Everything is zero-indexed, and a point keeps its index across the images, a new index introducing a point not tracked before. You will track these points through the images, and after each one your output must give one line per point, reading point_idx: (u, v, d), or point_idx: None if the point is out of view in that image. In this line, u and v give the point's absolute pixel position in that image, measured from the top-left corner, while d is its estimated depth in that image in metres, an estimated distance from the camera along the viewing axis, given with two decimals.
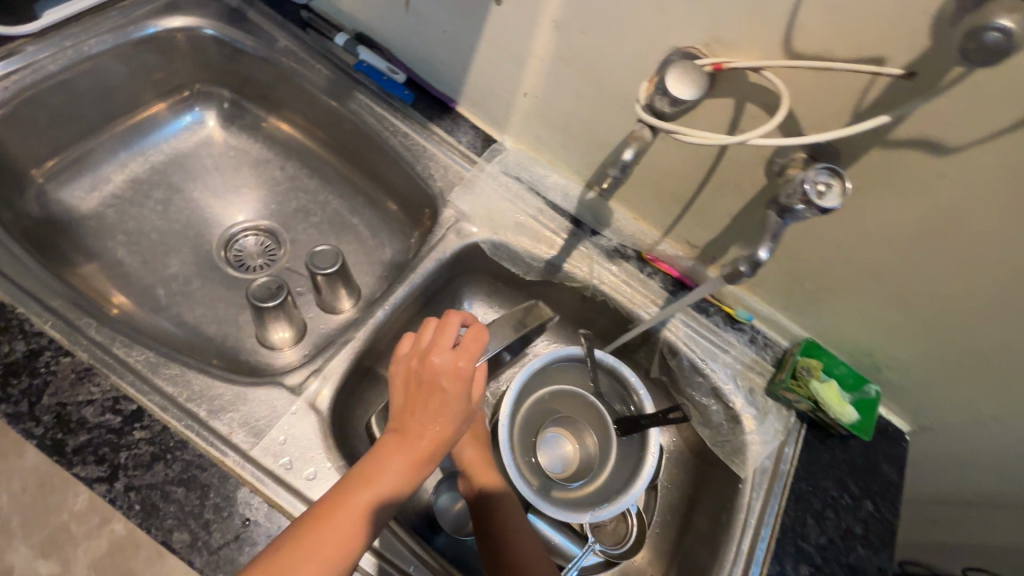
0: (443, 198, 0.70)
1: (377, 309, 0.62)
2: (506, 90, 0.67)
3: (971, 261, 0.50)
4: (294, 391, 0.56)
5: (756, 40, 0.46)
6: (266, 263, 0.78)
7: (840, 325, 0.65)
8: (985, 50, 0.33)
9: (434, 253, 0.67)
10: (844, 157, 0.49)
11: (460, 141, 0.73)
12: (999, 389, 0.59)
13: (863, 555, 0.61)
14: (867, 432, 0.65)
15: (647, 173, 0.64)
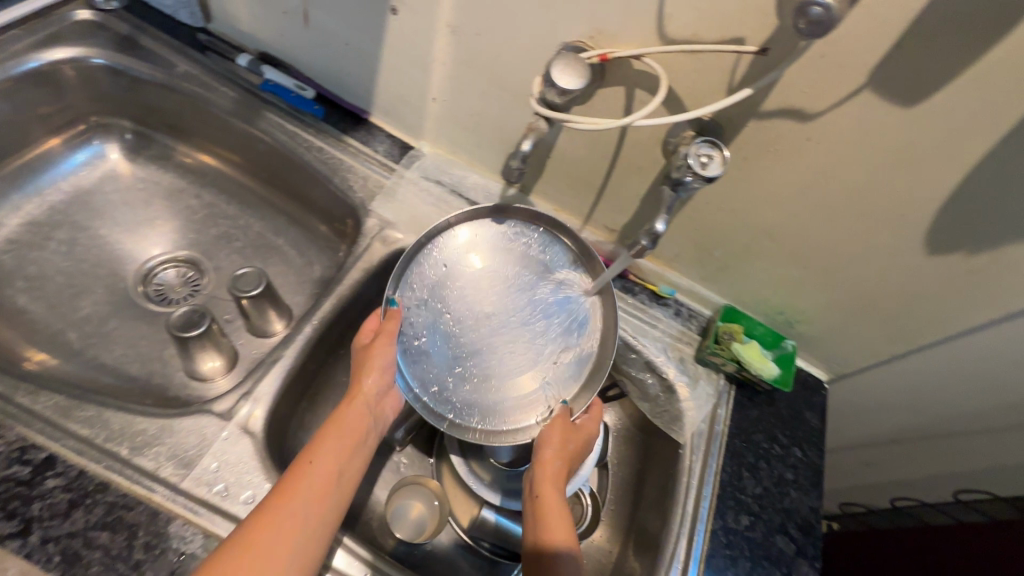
0: (365, 208, 0.70)
1: (307, 325, 0.62)
2: (415, 96, 0.68)
3: (847, 214, 0.56)
4: (224, 416, 0.54)
5: (632, 29, 0.50)
6: (188, 294, 0.75)
7: (751, 288, 0.70)
8: (813, 23, 0.38)
9: (361, 263, 0.67)
10: (725, 131, 0.54)
11: (377, 151, 0.74)
12: (891, 327, 0.65)
13: (796, 498, 0.65)
14: (788, 383, 0.69)
15: (559, 165, 0.67)
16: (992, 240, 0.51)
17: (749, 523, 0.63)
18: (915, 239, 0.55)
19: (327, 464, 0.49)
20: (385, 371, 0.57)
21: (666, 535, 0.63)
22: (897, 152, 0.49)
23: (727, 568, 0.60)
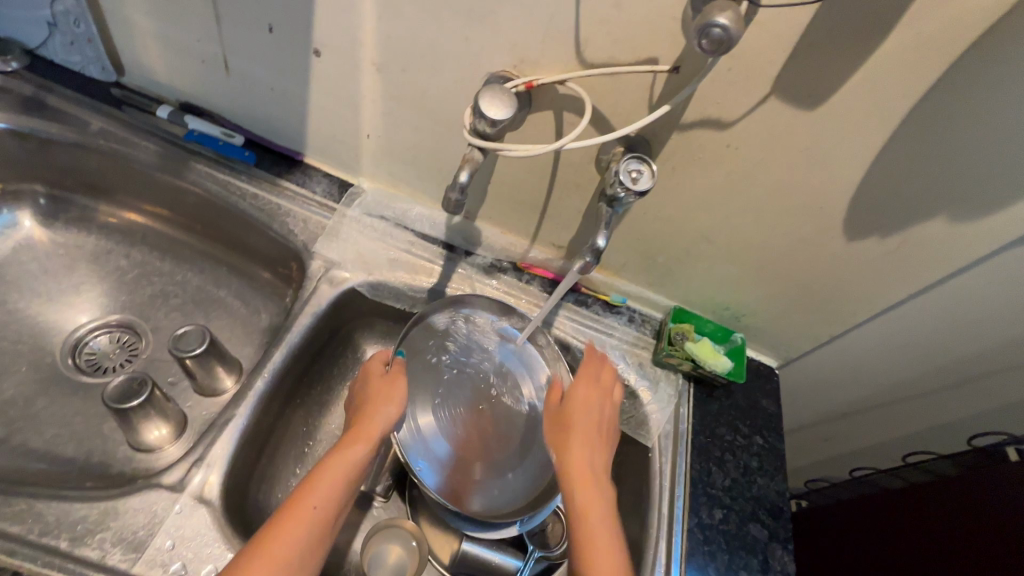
0: (309, 250, 0.69)
1: (257, 379, 0.59)
2: (348, 134, 0.68)
3: (771, 210, 0.60)
4: (175, 488, 0.51)
5: (553, 57, 0.52)
6: (126, 361, 0.71)
7: (697, 287, 0.73)
8: (715, 43, 0.40)
9: (309, 308, 0.66)
10: (652, 144, 0.56)
11: (315, 191, 0.73)
12: (828, 310, 0.70)
13: (762, 485, 0.68)
14: (741, 375, 0.73)
15: (500, 189, 0.68)
16: (900, 221, 0.56)
17: (722, 516, 0.65)
18: (835, 227, 0.59)
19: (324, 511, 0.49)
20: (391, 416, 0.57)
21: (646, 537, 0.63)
22: (808, 151, 0.53)
23: (706, 564, 0.61)
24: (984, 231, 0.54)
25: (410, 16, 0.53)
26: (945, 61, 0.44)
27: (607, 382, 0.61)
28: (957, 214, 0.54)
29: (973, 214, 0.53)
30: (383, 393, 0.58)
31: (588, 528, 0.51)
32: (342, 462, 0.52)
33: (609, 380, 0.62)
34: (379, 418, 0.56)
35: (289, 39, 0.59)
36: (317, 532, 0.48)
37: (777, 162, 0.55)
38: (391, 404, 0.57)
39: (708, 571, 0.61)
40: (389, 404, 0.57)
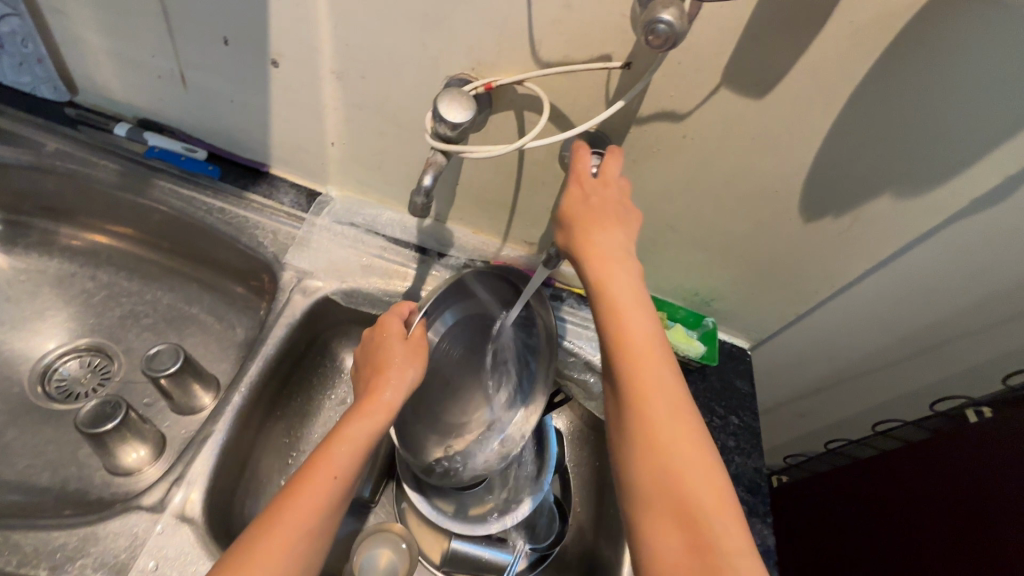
0: (280, 261, 0.69)
1: (234, 393, 0.59)
2: (312, 143, 0.68)
3: (730, 196, 0.62)
4: (156, 509, 0.51)
5: (510, 58, 0.53)
6: (98, 385, 0.70)
7: (667, 276, 0.75)
8: (662, 38, 0.42)
9: (284, 320, 0.66)
10: (612, 139, 0.58)
11: (283, 202, 0.72)
12: (792, 289, 0.72)
13: (739, 463, 0.70)
14: (714, 357, 0.75)
15: (468, 189, 0.68)
16: (853, 201, 0.59)
17: None
18: (792, 210, 0.62)
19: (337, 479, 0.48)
20: (408, 381, 0.53)
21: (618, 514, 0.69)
22: (761, 139, 0.55)
23: None
24: (929, 206, 0.57)
25: (365, 23, 0.53)
26: (880, 47, 0.46)
27: (620, 195, 0.50)
28: (903, 191, 0.56)
29: (919, 190, 0.56)
30: (404, 357, 0.54)
31: (636, 356, 0.46)
32: (355, 432, 0.50)
33: (612, 176, 0.51)
34: (393, 381, 0.52)
35: (246, 51, 0.59)
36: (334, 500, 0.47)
37: (733, 150, 0.57)
38: (412, 369, 0.53)
39: None
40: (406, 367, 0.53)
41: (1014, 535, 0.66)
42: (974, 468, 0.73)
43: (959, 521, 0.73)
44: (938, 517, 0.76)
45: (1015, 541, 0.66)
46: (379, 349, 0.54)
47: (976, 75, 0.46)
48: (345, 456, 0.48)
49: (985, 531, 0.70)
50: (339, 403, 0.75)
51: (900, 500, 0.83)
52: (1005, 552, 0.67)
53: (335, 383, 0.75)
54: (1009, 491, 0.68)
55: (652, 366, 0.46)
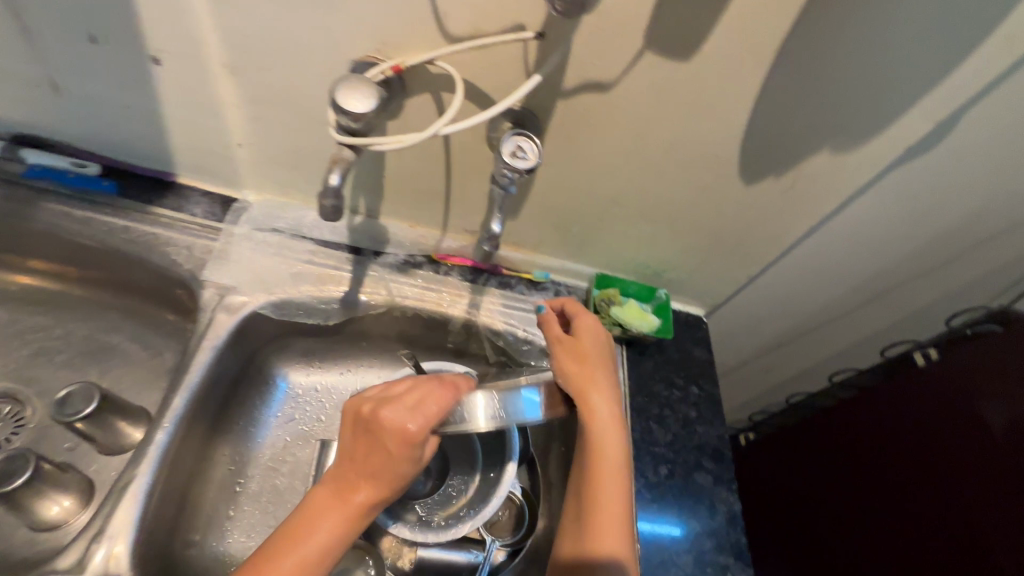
0: (198, 279, 0.63)
1: (157, 431, 0.53)
2: (217, 147, 0.62)
3: (669, 165, 0.59)
4: (74, 571, 0.46)
5: (416, 36, 0.48)
6: (10, 435, 0.63)
7: (615, 252, 0.73)
8: (569, 3, 0.38)
9: (207, 343, 0.60)
10: (540, 116, 0.54)
11: (195, 214, 0.66)
12: (741, 253, 0.71)
13: (703, 433, 0.70)
14: (668, 331, 0.74)
15: (397, 181, 0.64)
16: (791, 160, 0.57)
17: (668, 471, 0.66)
18: (731, 173, 0.60)
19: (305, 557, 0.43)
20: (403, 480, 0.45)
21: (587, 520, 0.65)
22: (692, 104, 0.52)
23: (659, 520, 0.62)
24: (865, 158, 0.56)
25: (249, 7, 0.47)
26: None
27: (591, 332, 0.60)
28: (840, 146, 0.55)
29: (854, 144, 0.55)
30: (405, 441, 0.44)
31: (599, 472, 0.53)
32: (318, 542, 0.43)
33: (587, 326, 0.61)
34: (378, 471, 0.45)
35: (119, 49, 0.52)
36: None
37: (666, 117, 0.54)
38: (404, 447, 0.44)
39: (659, 525, 0.61)
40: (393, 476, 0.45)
41: (975, 475, 0.67)
42: (934, 413, 0.74)
43: (919, 464, 0.74)
44: (901, 461, 0.77)
45: (977, 482, 0.67)
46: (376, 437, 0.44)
47: (901, 20, 0.45)
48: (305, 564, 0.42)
49: (943, 466, 0.71)
50: (287, 421, 0.70)
51: (862, 446, 0.84)
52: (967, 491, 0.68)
53: (280, 402, 0.71)
54: (970, 433, 0.69)
55: (613, 483, 0.53)
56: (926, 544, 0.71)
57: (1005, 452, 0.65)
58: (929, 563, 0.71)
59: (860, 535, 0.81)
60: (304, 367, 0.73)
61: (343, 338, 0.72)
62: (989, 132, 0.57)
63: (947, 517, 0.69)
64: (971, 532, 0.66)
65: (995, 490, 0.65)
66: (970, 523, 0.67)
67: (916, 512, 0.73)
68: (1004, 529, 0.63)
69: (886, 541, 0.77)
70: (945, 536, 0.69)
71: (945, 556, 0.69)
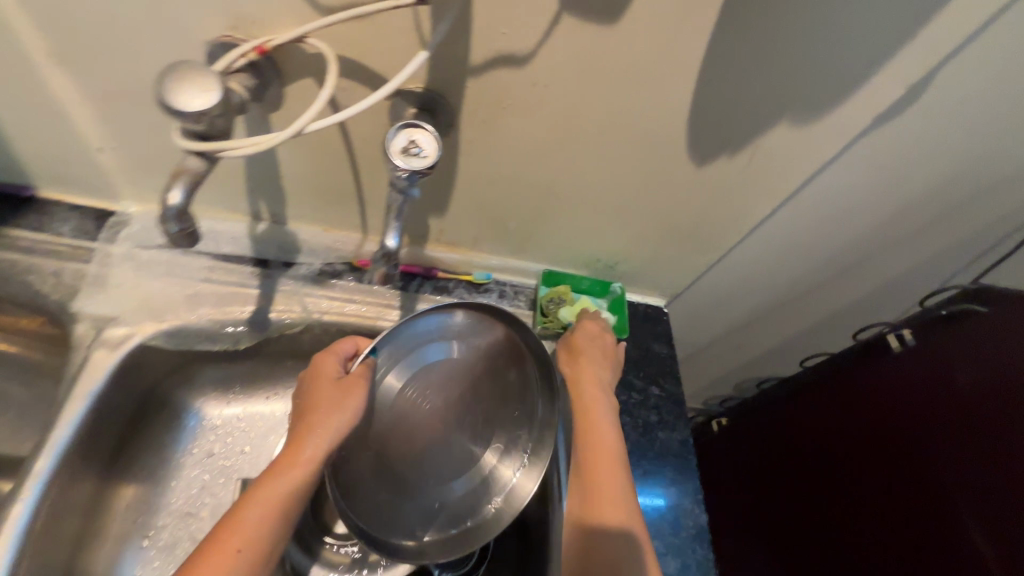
0: (69, 311, 0.53)
1: (16, 502, 0.45)
2: (73, 153, 0.51)
3: (608, 148, 0.51)
4: None
5: (278, 6, 0.38)
6: None
7: (561, 246, 0.65)
8: None
9: (82, 386, 0.51)
10: (449, 98, 0.45)
11: (61, 232, 0.55)
12: (698, 238, 0.64)
13: (665, 438, 0.64)
14: (624, 328, 0.68)
15: (298, 180, 0.55)
16: (747, 135, 0.50)
17: None
18: (679, 153, 0.52)
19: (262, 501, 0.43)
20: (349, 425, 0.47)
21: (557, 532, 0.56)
22: (627, 76, 0.44)
23: None
24: (829, 129, 0.49)
25: None
26: None
27: (585, 327, 0.62)
28: (801, 116, 0.48)
29: (814, 113, 0.48)
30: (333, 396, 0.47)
31: (595, 437, 0.52)
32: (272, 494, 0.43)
33: (590, 326, 0.62)
34: (316, 409, 0.46)
35: None
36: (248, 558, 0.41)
37: (598, 93, 0.46)
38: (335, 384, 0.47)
39: None
40: (334, 418, 0.46)
41: (946, 464, 0.63)
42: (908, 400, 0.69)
43: (892, 454, 0.70)
44: (873, 451, 0.73)
45: (948, 472, 0.63)
46: (315, 391, 0.47)
47: None
48: (262, 517, 0.42)
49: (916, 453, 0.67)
50: (203, 457, 0.62)
51: (833, 433, 0.79)
52: (937, 483, 0.64)
53: (194, 438, 0.63)
54: (941, 421, 0.65)
55: (602, 443, 0.52)
56: (901, 538, 0.67)
57: (976, 440, 0.61)
58: (903, 557, 0.67)
59: (835, 528, 0.77)
60: (220, 397, 0.65)
61: (260, 361, 0.64)
62: (964, 91, 0.50)
63: (919, 507, 0.66)
64: (942, 524, 0.63)
65: (968, 481, 0.61)
66: (941, 515, 0.63)
67: (891, 504, 0.69)
68: (977, 522, 0.59)
69: (862, 535, 0.73)
70: (918, 530, 0.65)
71: (918, 550, 0.65)
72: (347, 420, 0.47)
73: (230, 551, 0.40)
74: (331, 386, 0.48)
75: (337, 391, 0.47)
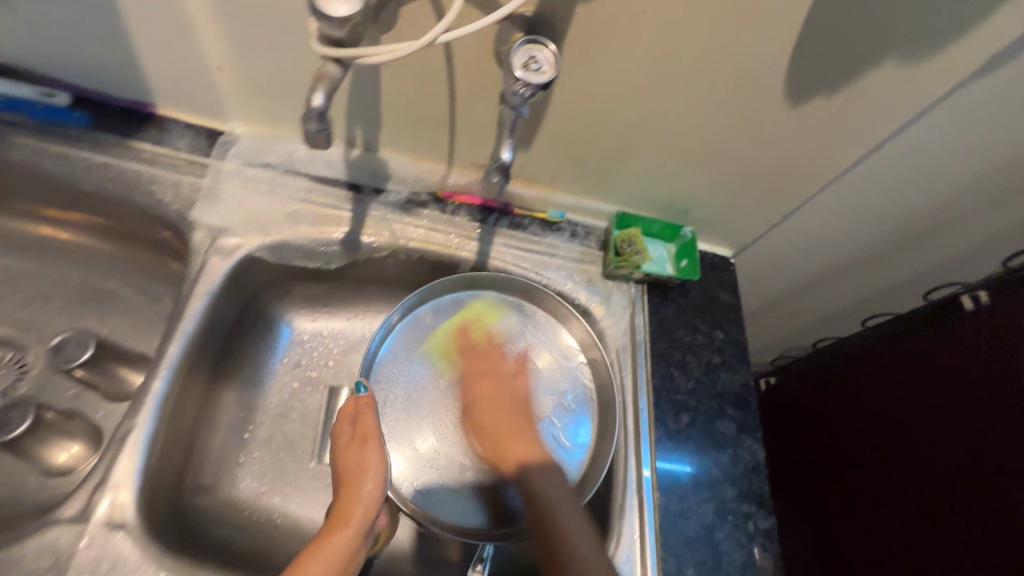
0: (187, 219, 0.58)
1: (154, 378, 0.51)
2: (196, 72, 0.55)
3: (705, 84, 0.51)
4: (79, 519, 0.43)
5: None
6: (15, 380, 0.61)
7: (637, 189, 0.67)
8: None
9: (202, 287, 0.56)
10: (556, 23, 0.46)
11: (179, 147, 0.60)
12: (777, 187, 0.64)
13: (727, 379, 0.66)
14: (696, 271, 0.69)
15: (394, 106, 0.57)
16: (849, 74, 0.49)
17: (689, 419, 0.63)
18: (776, 94, 0.52)
19: None
20: (383, 478, 0.51)
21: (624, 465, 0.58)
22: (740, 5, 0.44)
23: (679, 470, 0.59)
24: (937, 73, 0.48)
25: None
26: None
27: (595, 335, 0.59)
28: (909, 56, 0.47)
29: (925, 52, 0.47)
30: (355, 463, 0.51)
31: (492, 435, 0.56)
32: (327, 556, 0.45)
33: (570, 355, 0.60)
34: (350, 485, 0.50)
35: None
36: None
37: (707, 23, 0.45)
38: (356, 451, 0.52)
39: (680, 477, 0.59)
40: (371, 474, 0.51)
41: (1002, 421, 0.62)
42: (972, 355, 0.68)
43: (946, 407, 0.69)
44: (920, 407, 0.73)
45: (999, 425, 0.63)
46: (343, 454, 0.52)
47: None
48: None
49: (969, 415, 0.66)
50: (293, 367, 0.68)
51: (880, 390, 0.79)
52: (988, 438, 0.64)
53: (286, 348, 0.68)
54: (995, 377, 0.64)
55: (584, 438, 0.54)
56: (942, 486, 0.68)
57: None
58: (942, 505, 0.68)
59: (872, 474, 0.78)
60: (308, 313, 0.70)
61: (346, 284, 0.69)
62: None
63: (965, 465, 0.66)
64: (988, 477, 0.63)
65: (1008, 442, 0.61)
66: (988, 468, 0.63)
67: (924, 459, 0.70)
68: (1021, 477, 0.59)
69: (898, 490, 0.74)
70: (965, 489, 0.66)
71: (960, 498, 0.66)
72: (380, 474, 0.51)
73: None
74: (352, 442, 0.52)
75: (361, 447, 0.52)
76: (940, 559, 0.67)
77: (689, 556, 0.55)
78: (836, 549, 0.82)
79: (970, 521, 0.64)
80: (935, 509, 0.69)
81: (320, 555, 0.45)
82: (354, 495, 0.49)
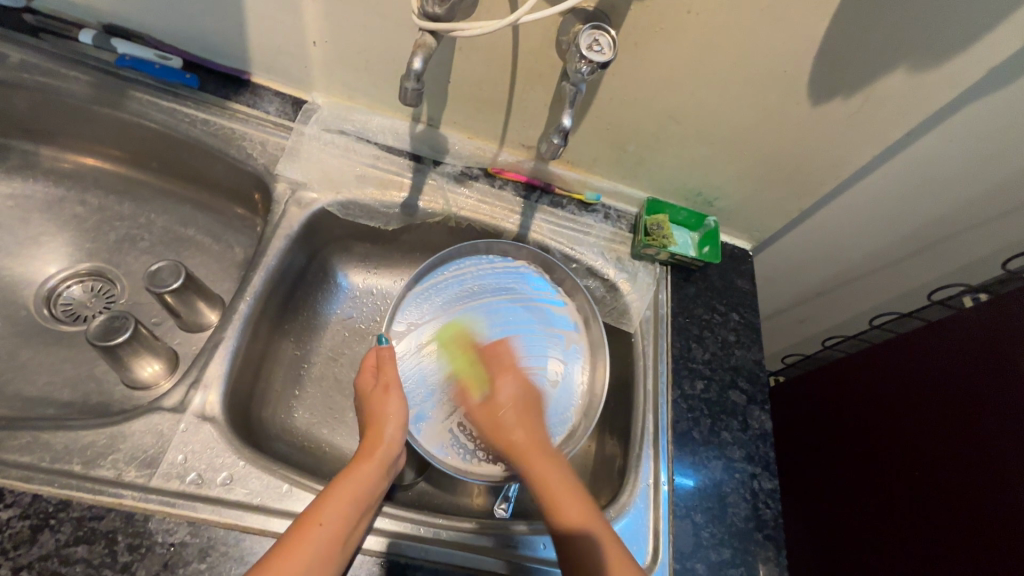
0: (271, 173, 0.67)
1: (241, 301, 0.59)
2: (293, 45, 0.63)
3: (736, 82, 0.58)
4: (177, 410, 0.51)
5: None
6: (104, 308, 0.69)
7: (668, 177, 0.74)
8: None
9: (282, 231, 0.65)
10: (614, 18, 0.53)
11: (268, 111, 0.69)
12: (797, 183, 0.71)
13: (740, 355, 0.72)
14: (717, 256, 0.76)
15: (460, 86, 0.64)
16: (865, 79, 0.56)
17: (703, 386, 0.68)
18: (799, 93, 0.59)
19: (337, 515, 0.46)
20: (402, 421, 0.55)
21: (645, 425, 0.64)
22: (774, 10, 0.51)
23: (691, 429, 0.65)
24: (944, 79, 0.55)
25: None
26: None
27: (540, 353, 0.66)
28: (917, 64, 0.54)
29: (933, 62, 0.53)
30: (378, 406, 0.55)
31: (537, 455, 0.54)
32: (359, 479, 0.49)
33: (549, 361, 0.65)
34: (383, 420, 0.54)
35: None
36: (323, 559, 0.43)
37: (742, 27, 0.53)
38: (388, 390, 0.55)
39: (692, 435, 0.65)
40: (393, 418, 0.54)
41: (1001, 399, 0.65)
42: (971, 342, 0.71)
43: (947, 392, 0.72)
44: (914, 394, 0.76)
45: (1000, 405, 0.65)
46: (365, 399, 0.56)
47: None
48: (347, 499, 0.47)
49: (960, 399, 0.70)
50: (344, 318, 0.75)
51: (876, 378, 0.84)
52: (990, 418, 0.66)
53: (340, 299, 0.75)
54: (983, 360, 0.68)
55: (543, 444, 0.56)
56: (947, 467, 0.69)
57: (1012, 382, 0.64)
58: (945, 484, 0.69)
59: (878, 460, 0.79)
60: (361, 270, 0.77)
61: (398, 246, 0.76)
62: None
63: (954, 446, 0.69)
64: (989, 454, 0.65)
65: (994, 421, 0.65)
66: (990, 446, 0.65)
67: (918, 442, 0.74)
68: (1019, 449, 0.61)
69: (890, 475, 0.77)
70: (950, 470, 0.69)
71: (964, 478, 0.67)
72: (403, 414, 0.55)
73: (316, 529, 0.44)
74: (373, 390, 0.56)
75: (384, 395, 0.55)
76: (925, 538, 0.70)
77: (697, 504, 0.61)
78: (844, 537, 0.83)
79: (966, 501, 0.66)
80: (941, 492, 0.69)
81: (353, 478, 0.49)
82: (379, 430, 0.53)
